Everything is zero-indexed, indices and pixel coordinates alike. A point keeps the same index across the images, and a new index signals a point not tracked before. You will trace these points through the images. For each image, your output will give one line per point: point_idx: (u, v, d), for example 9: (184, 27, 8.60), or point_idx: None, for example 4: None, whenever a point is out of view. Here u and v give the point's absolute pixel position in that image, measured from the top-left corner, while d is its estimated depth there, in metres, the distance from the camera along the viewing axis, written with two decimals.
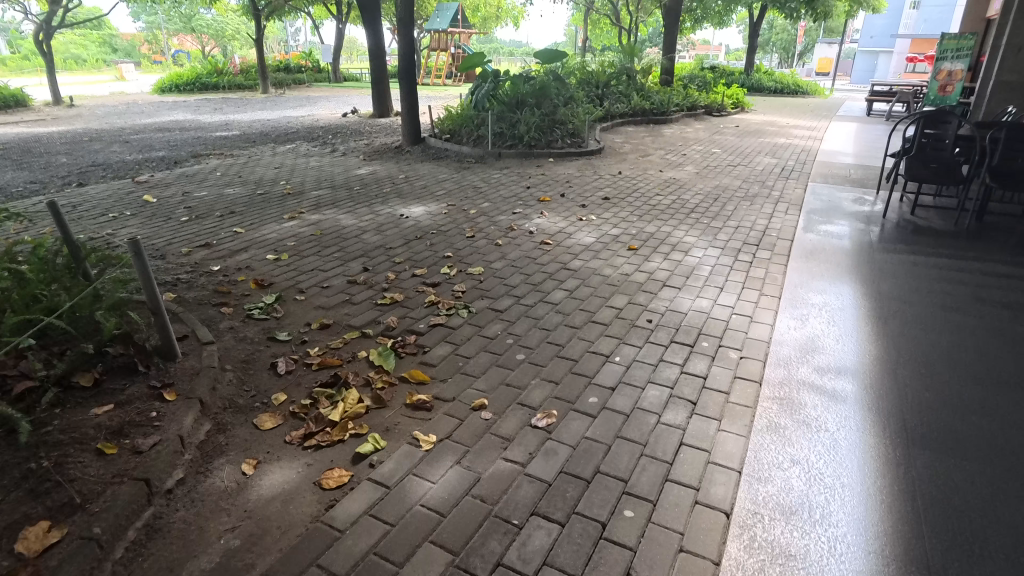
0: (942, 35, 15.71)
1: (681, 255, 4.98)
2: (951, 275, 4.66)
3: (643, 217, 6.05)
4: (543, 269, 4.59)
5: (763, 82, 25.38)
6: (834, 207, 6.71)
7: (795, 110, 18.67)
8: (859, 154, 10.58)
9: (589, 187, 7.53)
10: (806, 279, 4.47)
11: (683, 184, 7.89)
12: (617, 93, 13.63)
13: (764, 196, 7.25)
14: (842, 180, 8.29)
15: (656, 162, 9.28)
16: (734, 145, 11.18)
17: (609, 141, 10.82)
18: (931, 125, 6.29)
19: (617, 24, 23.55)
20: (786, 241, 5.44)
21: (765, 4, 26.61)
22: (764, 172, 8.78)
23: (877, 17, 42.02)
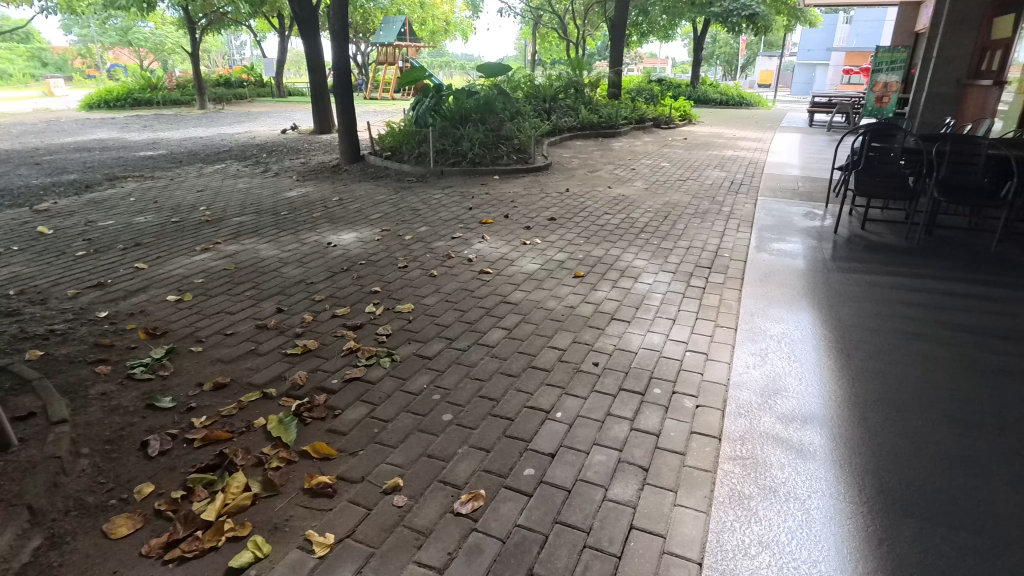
0: (877, 48, 16.20)
1: (630, 281, 4.63)
2: (908, 297, 4.46)
3: (590, 240, 5.71)
4: (480, 304, 4.16)
5: (709, 95, 25.80)
6: (784, 223, 6.54)
7: (741, 122, 18.94)
8: (806, 166, 10.60)
9: (536, 206, 7.16)
10: (761, 306, 4.18)
11: (632, 201, 7.62)
12: (565, 107, 13.41)
13: (714, 212, 7.03)
14: (791, 193, 8.19)
15: (605, 178, 9.01)
16: (683, 159, 11.04)
17: (558, 156, 10.52)
18: (878, 138, 6.19)
19: (565, 37, 23.55)
20: (739, 263, 5.17)
21: (709, 19, 27.16)
22: (714, 186, 8.62)
23: (814, 31, 43.70)
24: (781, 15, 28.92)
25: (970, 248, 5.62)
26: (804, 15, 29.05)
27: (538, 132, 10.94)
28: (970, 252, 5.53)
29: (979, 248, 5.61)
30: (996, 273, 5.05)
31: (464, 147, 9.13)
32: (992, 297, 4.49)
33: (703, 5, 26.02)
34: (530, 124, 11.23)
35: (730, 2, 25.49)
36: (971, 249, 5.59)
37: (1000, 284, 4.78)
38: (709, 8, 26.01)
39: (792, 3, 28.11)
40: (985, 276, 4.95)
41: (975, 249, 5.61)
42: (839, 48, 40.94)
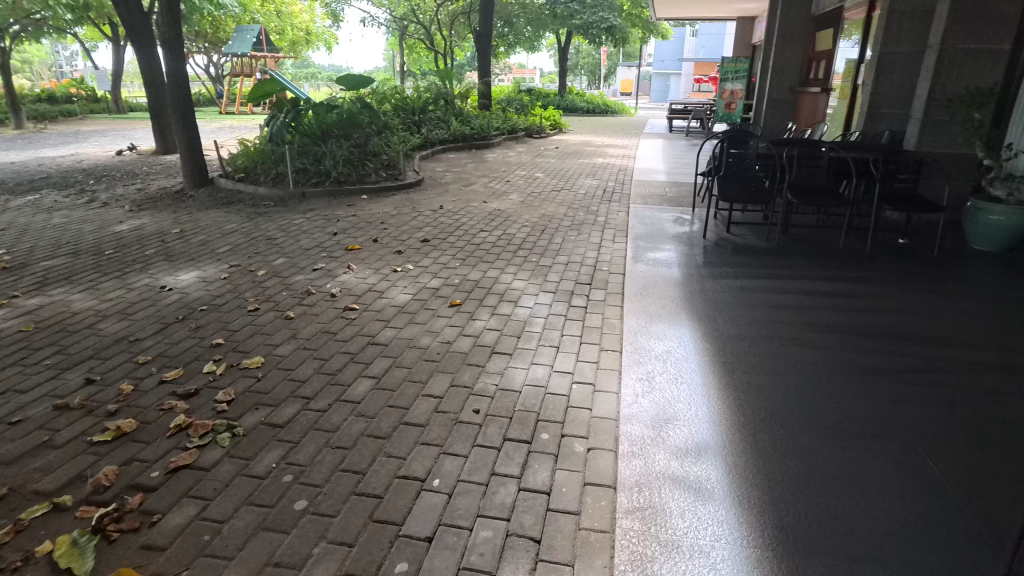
0: (722, 59, 17.52)
1: (509, 306, 4.36)
2: (776, 299, 4.59)
3: (466, 261, 5.38)
4: (345, 349, 3.67)
5: (577, 103, 26.66)
6: (657, 230, 6.63)
7: (608, 129, 19.68)
8: (670, 171, 11.05)
9: (408, 227, 6.73)
10: (643, 323, 4.07)
11: (509, 215, 7.42)
12: (435, 119, 13.05)
13: (589, 223, 7.01)
14: (659, 199, 8.42)
15: (479, 192, 8.76)
16: (556, 169, 11.09)
17: (430, 171, 10.12)
18: (735, 145, 6.50)
19: (432, 48, 23.24)
20: (617, 276, 5.08)
21: (571, 31, 28.15)
22: (587, 196, 8.67)
23: (665, 43, 46.97)
24: (636, 28, 30.66)
25: (822, 245, 6.00)
26: (656, 28, 31.01)
27: (408, 147, 10.49)
28: (823, 249, 5.89)
29: (830, 245, 6.00)
30: (847, 268, 5.39)
31: (327, 166, 8.45)
32: (847, 293, 4.74)
33: (564, 17, 26.88)
34: (399, 138, 10.75)
35: (588, 15, 26.30)
36: (823, 246, 5.96)
37: (851, 279, 5.09)
38: (570, 20, 26.93)
39: (645, 16, 29.91)
40: (838, 272, 5.26)
41: (826, 245, 5.99)
42: (688, 58, 44.32)
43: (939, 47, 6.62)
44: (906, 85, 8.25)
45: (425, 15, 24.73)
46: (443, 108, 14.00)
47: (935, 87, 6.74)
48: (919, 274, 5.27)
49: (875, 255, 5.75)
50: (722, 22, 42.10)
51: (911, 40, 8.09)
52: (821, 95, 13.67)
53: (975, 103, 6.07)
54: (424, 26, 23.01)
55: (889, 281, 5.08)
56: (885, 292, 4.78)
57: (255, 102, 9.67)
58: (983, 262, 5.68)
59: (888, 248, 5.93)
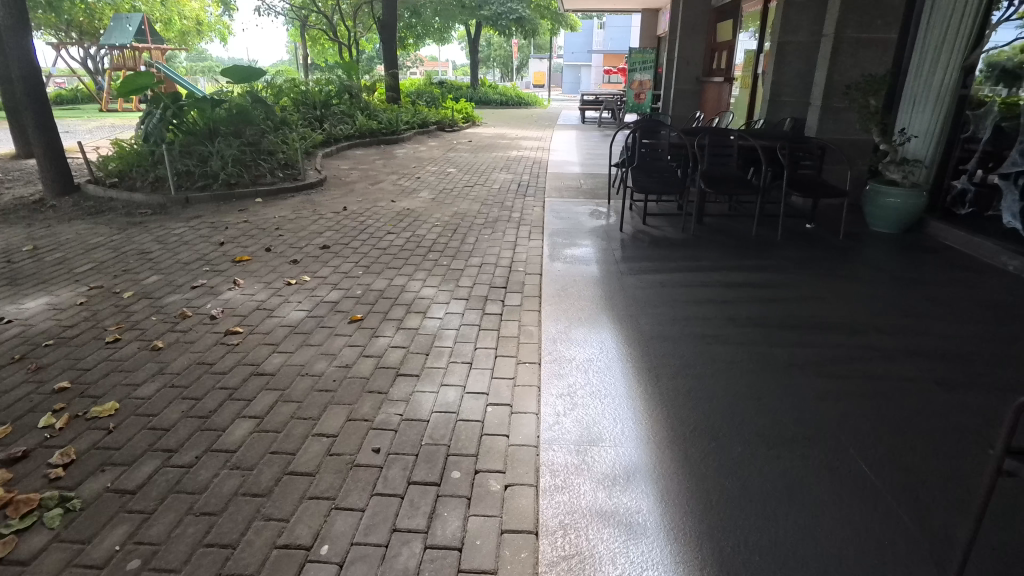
0: (630, 50, 17.73)
1: (418, 318, 3.95)
2: (696, 293, 4.46)
3: (371, 269, 4.91)
4: (222, 384, 3.14)
5: (490, 96, 26.36)
6: (574, 225, 6.41)
7: (522, 121, 19.51)
8: (584, 163, 10.95)
9: (307, 232, 6.14)
10: (563, 328, 3.78)
11: (419, 214, 6.97)
12: (339, 113, 12.31)
13: (503, 220, 6.69)
14: (575, 191, 8.25)
15: (387, 191, 8.24)
16: (469, 163, 10.70)
17: (334, 170, 9.46)
18: (647, 135, 6.36)
19: (335, 39, 22.13)
20: (534, 277, 4.79)
21: (481, 22, 27.76)
22: (501, 191, 8.35)
23: (574, 35, 47.54)
24: (545, 20, 30.72)
25: (736, 234, 5.99)
26: (564, 20, 31.21)
27: (309, 144, 9.76)
28: (737, 238, 5.89)
29: (743, 233, 6.01)
30: (762, 256, 5.38)
31: (214, 166, 7.64)
32: (763, 282, 4.70)
33: (473, 8, 26.45)
34: (299, 135, 9.99)
35: (497, 6, 26.31)
36: (737, 235, 5.96)
37: (766, 267, 5.06)
38: (479, 11, 26.54)
39: (553, 9, 30.04)
40: (753, 261, 5.23)
41: (740, 234, 5.99)
42: (597, 51, 45.12)
43: (834, 37, 6.87)
44: (804, 74, 8.50)
45: (327, 4, 23.55)
46: (347, 102, 13.24)
47: (832, 76, 7.01)
48: (829, 259, 5.33)
49: (786, 242, 5.80)
50: (627, 15, 43.13)
51: (807, 30, 8.34)
52: (724, 85, 14.05)
53: (871, 91, 6.28)
54: (326, 16, 21.88)
55: (802, 267, 5.10)
56: (799, 280, 4.78)
57: (126, 98, 8.59)
58: (884, 244, 5.86)
59: (797, 234, 6.01)
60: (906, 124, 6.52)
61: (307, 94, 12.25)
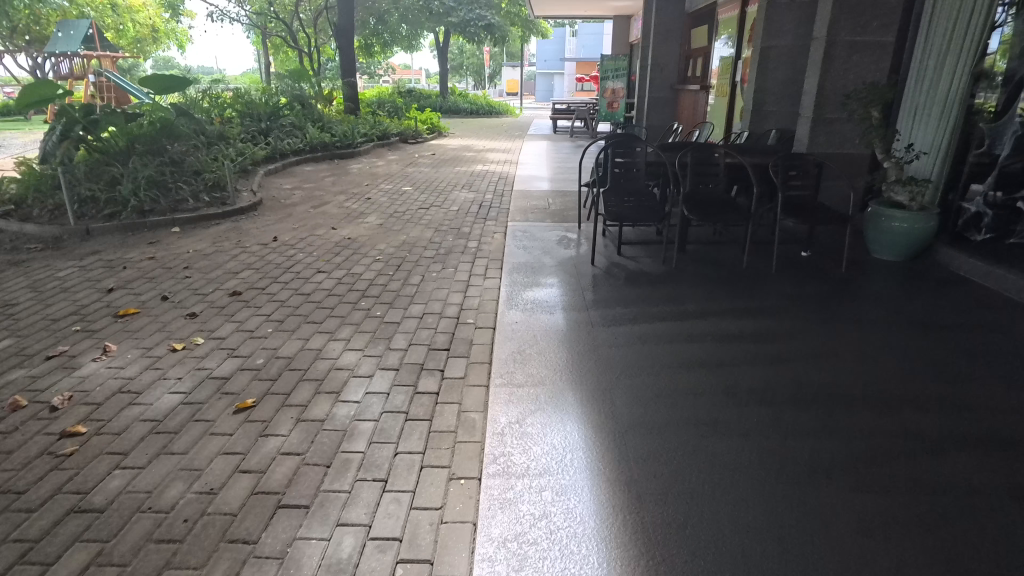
0: (602, 56, 17.04)
1: (329, 402, 3.04)
2: (685, 351, 3.62)
3: (286, 325, 3.98)
4: (20, 535, 2.18)
5: (458, 105, 25.45)
6: (538, 257, 5.52)
7: (491, 131, 18.70)
8: (554, 178, 10.10)
9: (222, 270, 5.17)
10: (516, 415, 2.91)
11: (360, 244, 6.03)
12: (288, 125, 11.31)
13: (457, 251, 5.80)
14: (541, 213, 7.39)
15: (330, 215, 7.28)
16: (428, 180, 9.79)
17: (274, 189, 8.46)
18: (620, 153, 5.44)
19: (295, 46, 21.07)
20: (485, 332, 3.88)
21: (449, 30, 26.99)
22: (460, 213, 7.44)
23: (546, 43, 46.97)
24: (515, 27, 30.00)
25: (725, 266, 5.19)
26: (535, 27, 30.50)
27: (246, 162, 8.74)
28: (727, 271, 5.08)
29: (734, 265, 5.20)
30: (756, 293, 4.59)
31: (123, 191, 6.59)
32: (761, 331, 3.89)
33: (440, 14, 25.57)
34: (235, 152, 8.96)
35: (465, 13, 25.59)
36: (727, 267, 5.15)
37: (762, 309, 4.27)
38: (446, 18, 25.66)
39: (523, 16, 29.37)
40: (748, 300, 4.44)
41: (729, 266, 5.18)
42: (571, 59, 44.69)
43: (825, 41, 6.21)
44: (789, 81, 7.82)
45: (286, 10, 22.43)
46: (297, 114, 12.20)
47: (823, 84, 6.35)
48: (834, 297, 4.55)
49: (783, 274, 5.03)
50: (599, 22, 42.79)
51: (791, 34, 7.66)
52: (700, 92, 13.38)
53: (877, 100, 5.46)
54: (284, 22, 20.77)
55: (803, 308, 4.32)
56: (804, 326, 3.99)
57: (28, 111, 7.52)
58: (892, 274, 5.14)
59: (793, 265, 5.23)
60: (910, 133, 5.77)
61: (250, 105, 11.19)
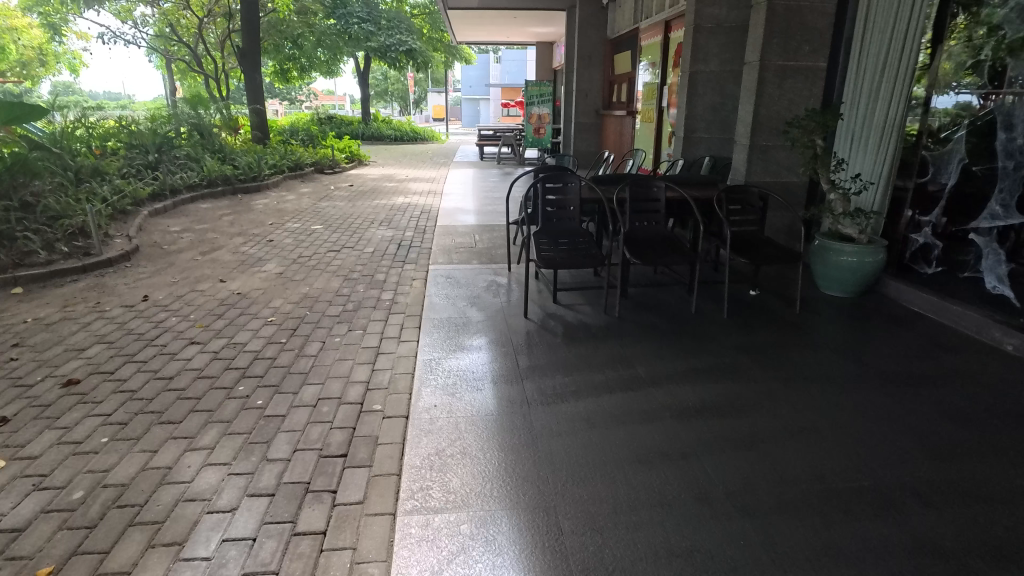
0: (526, 82, 16.71)
1: (165, 563, 2.16)
2: (641, 434, 2.97)
3: (130, 428, 3.03)
4: None
5: (382, 131, 24.57)
6: (462, 310, 4.77)
7: (416, 159, 17.97)
8: (481, 209, 9.44)
9: (64, 345, 4.11)
10: (431, 563, 2.14)
11: (251, 299, 5.08)
12: (182, 157, 10.14)
13: (368, 304, 4.95)
14: (467, 251, 6.69)
15: (222, 262, 6.26)
16: (343, 216, 8.89)
17: (158, 232, 7.32)
18: (551, 189, 4.78)
19: (200, 70, 19.70)
20: (395, 424, 3.06)
21: (369, 55, 26.24)
22: (374, 255, 6.59)
23: (471, 69, 46.95)
24: (438, 53, 29.55)
25: (672, 312, 4.63)
26: (458, 52, 30.18)
27: (124, 202, 7.57)
28: (675, 318, 4.52)
29: (681, 311, 4.66)
30: (710, 347, 4.03)
31: None
32: (725, 401, 3.30)
33: (358, 39, 24.82)
34: (111, 190, 7.76)
35: (384, 37, 24.97)
36: (674, 315, 4.60)
37: (721, 368, 3.71)
38: (365, 43, 25.10)
39: (445, 41, 29.02)
40: (703, 357, 3.87)
41: (677, 312, 4.63)
42: (496, 84, 44.80)
43: (758, 65, 5.89)
44: (719, 107, 7.54)
45: (189, 33, 20.99)
46: (193, 145, 10.98)
47: (758, 110, 6.03)
48: (794, 347, 4.07)
49: (735, 319, 4.52)
50: (522, 49, 43.27)
51: (719, 58, 7.39)
52: (626, 117, 13.18)
53: (819, 124, 5.10)
54: (188, 45, 19.35)
55: (764, 363, 3.79)
56: (771, 390, 3.44)
57: None
58: (846, 314, 4.75)
59: (744, 308, 4.75)
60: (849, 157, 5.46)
61: (136, 135, 9.93)
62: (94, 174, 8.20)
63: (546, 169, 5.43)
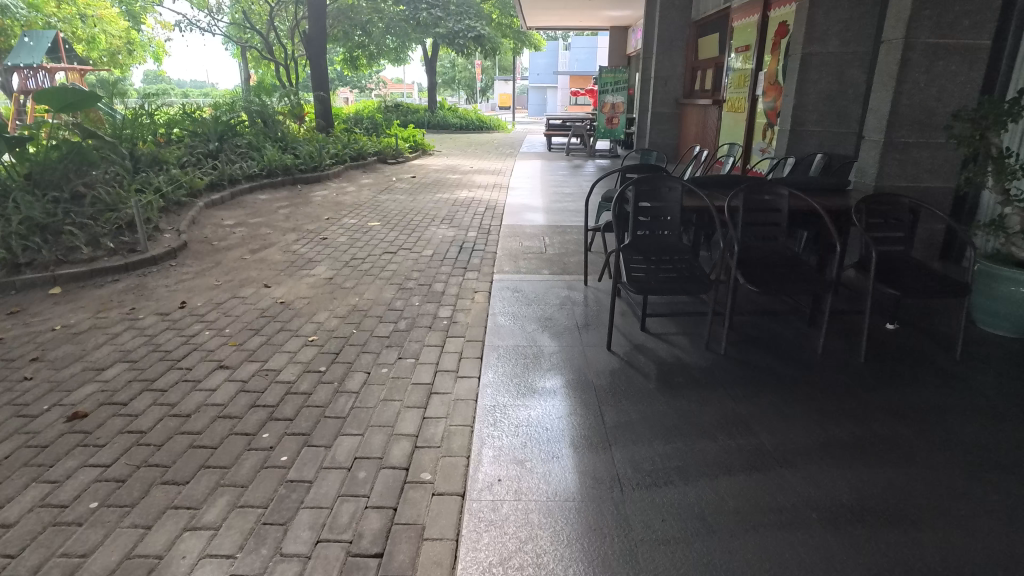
0: (600, 68, 15.48)
1: None
2: (782, 552, 2.16)
3: (128, 487, 2.47)
4: None
5: (447, 120, 24.10)
6: (532, 335, 4.04)
7: (480, 149, 17.35)
8: (549, 207, 8.64)
9: (84, 362, 3.66)
10: None
11: (294, 311, 4.52)
12: (244, 145, 9.88)
13: (422, 322, 4.29)
14: (535, 258, 5.94)
15: (270, 263, 5.79)
16: (402, 211, 8.32)
17: (210, 227, 6.97)
18: (646, 198, 3.90)
19: (271, 57, 19.78)
20: (447, 508, 2.37)
21: (437, 42, 25.82)
22: (432, 260, 5.91)
23: (539, 56, 45.85)
24: (506, 39, 28.81)
25: (793, 352, 3.75)
26: (526, 38, 29.31)
27: (179, 193, 7.28)
28: (797, 362, 3.64)
29: (803, 351, 3.76)
30: (851, 408, 3.14)
31: None
32: (890, 503, 2.43)
33: (427, 25, 24.44)
34: (168, 180, 7.49)
35: (452, 23, 24.53)
36: (795, 356, 3.71)
37: (873, 444, 2.82)
38: (433, 29, 24.69)
39: (515, 27, 28.25)
40: (844, 423, 2.99)
41: (798, 353, 3.74)
42: (564, 72, 43.64)
43: (901, 44, 4.80)
44: (837, 95, 6.41)
45: (262, 20, 21.15)
46: (255, 133, 10.71)
47: (898, 99, 4.93)
48: (966, 413, 3.10)
49: (876, 367, 3.58)
50: (592, 35, 41.88)
51: (839, 38, 6.26)
52: (711, 107, 12.01)
53: (994, 121, 3.98)
54: (260, 32, 19.48)
55: (932, 440, 2.87)
56: (953, 488, 2.54)
57: None
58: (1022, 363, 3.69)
59: (884, 350, 3.78)
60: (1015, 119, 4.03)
61: (199, 123, 9.73)
62: (153, 164, 7.98)
63: (636, 168, 4.58)
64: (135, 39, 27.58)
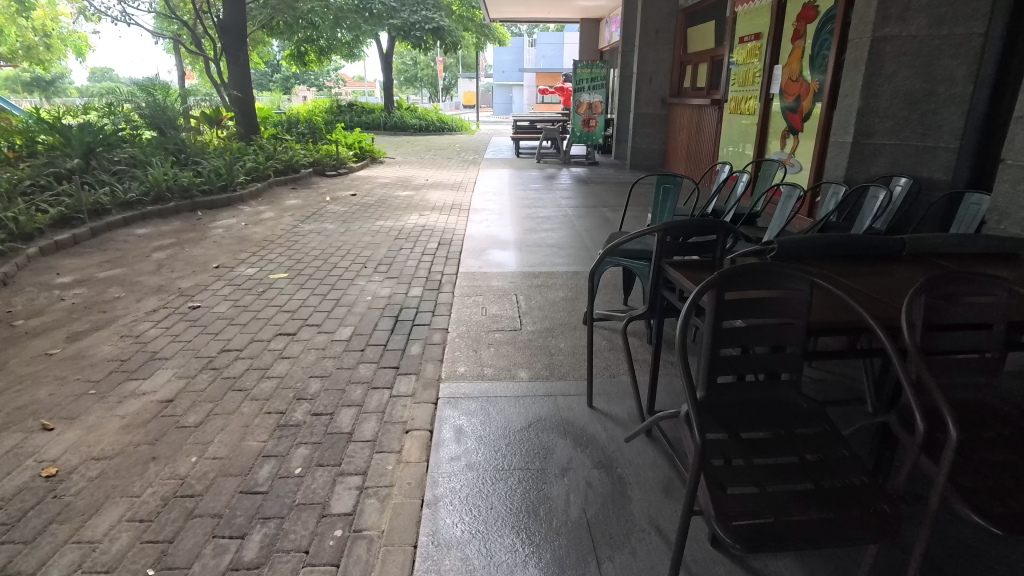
0: (573, 63, 13.37)
1: None
2: None
3: None
4: None
5: (405, 121, 21.92)
6: (503, 572, 2.05)
7: (441, 155, 15.28)
8: (521, 240, 6.65)
9: None
10: None
11: (60, 503, 2.44)
12: (125, 161, 7.71)
13: (295, 534, 2.24)
14: (503, 340, 3.94)
15: (89, 361, 3.70)
16: (325, 250, 6.23)
17: (31, 291, 4.79)
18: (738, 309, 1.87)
19: (200, 53, 17.42)
20: None
21: (393, 36, 23.62)
22: (347, 350, 3.83)
23: (503, 52, 43.83)
24: (469, 33, 26.59)
25: None
26: (491, 33, 27.12)
27: None
28: None
29: None
30: None
31: None
32: None
33: (380, 16, 22.22)
34: None
35: (408, 14, 22.38)
36: None
37: None
38: (388, 21, 22.39)
39: (478, 20, 26.18)
40: None
41: None
42: (530, 70, 41.65)
43: None
44: (922, 95, 4.59)
45: (189, 11, 18.73)
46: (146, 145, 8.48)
47: None
48: None
49: None
50: (559, 32, 40.03)
51: (926, 14, 4.45)
52: (708, 108, 10.21)
53: None
54: (187, 23, 17.07)
55: None
56: None
57: None
58: None
59: None
60: None
61: (61, 135, 7.47)
62: None
63: (682, 228, 2.56)
64: (55, 35, 24.71)
